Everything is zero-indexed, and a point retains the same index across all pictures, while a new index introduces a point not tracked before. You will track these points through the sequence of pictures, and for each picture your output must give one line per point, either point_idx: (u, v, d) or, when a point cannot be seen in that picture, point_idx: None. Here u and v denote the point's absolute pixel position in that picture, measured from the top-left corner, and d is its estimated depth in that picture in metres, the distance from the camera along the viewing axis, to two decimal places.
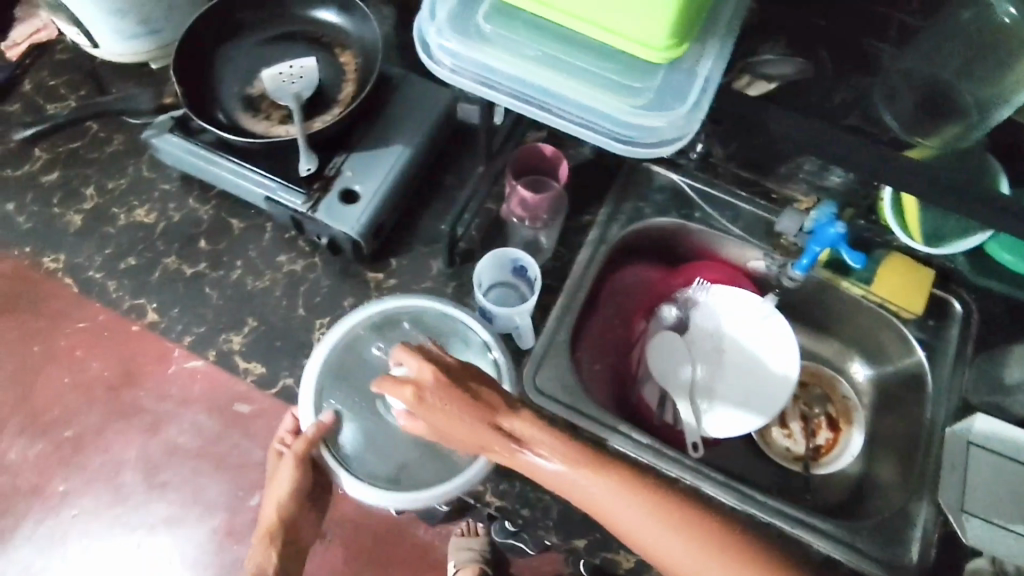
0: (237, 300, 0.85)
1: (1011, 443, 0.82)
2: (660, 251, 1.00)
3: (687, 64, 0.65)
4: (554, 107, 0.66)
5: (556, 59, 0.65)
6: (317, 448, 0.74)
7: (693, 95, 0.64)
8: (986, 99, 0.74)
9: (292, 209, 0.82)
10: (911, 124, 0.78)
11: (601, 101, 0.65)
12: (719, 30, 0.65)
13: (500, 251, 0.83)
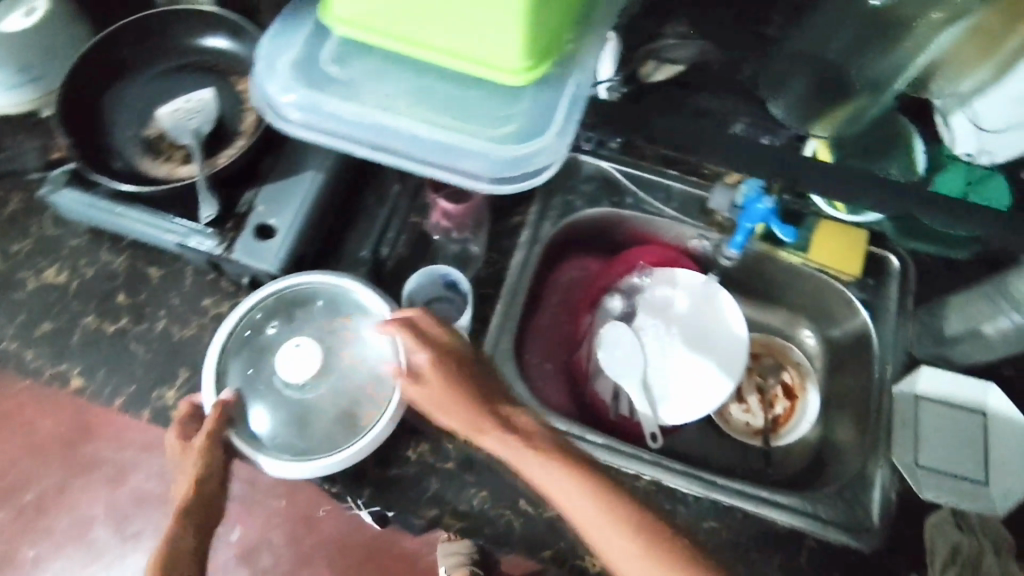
0: (165, 353, 0.81)
1: (956, 394, 0.83)
2: (597, 244, 0.99)
3: (556, 82, 0.62)
4: (416, 147, 0.63)
5: (411, 98, 0.62)
6: (223, 430, 0.71)
7: (560, 119, 0.61)
8: (874, 81, 0.75)
9: (207, 252, 0.78)
10: (802, 112, 0.80)
11: (466, 137, 0.62)
12: (591, 46, 0.64)
13: (429, 268, 0.80)
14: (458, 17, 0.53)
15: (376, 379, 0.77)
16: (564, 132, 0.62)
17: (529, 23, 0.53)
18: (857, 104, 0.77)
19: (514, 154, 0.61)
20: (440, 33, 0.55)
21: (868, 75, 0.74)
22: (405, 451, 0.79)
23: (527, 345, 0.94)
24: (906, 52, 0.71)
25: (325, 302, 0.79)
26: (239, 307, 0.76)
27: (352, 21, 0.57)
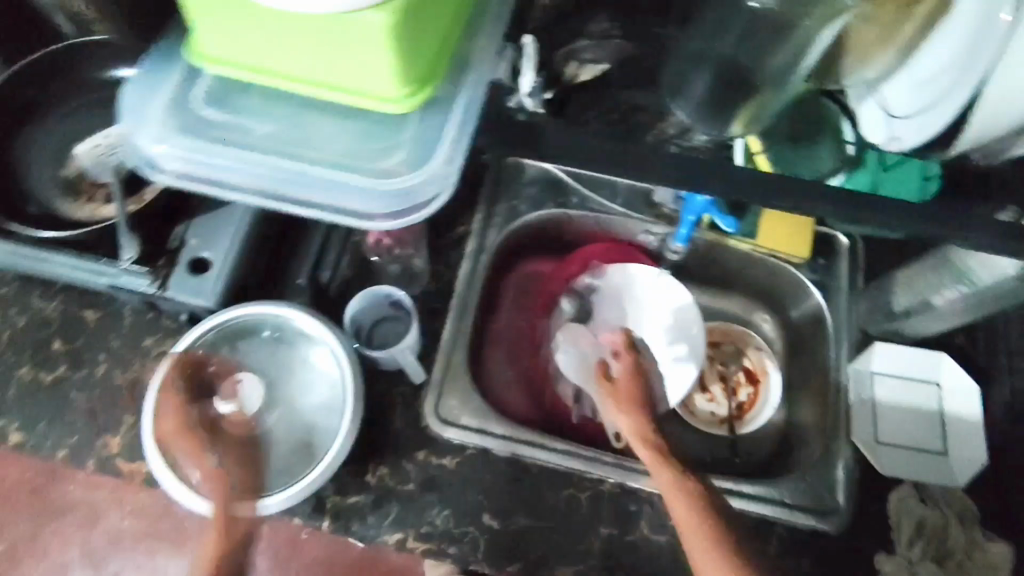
0: (107, 398, 0.78)
1: (909, 368, 0.84)
2: (547, 247, 0.97)
3: (439, 106, 0.59)
4: (299, 189, 0.59)
5: (290, 138, 0.59)
6: (173, 481, 0.69)
7: (446, 146, 0.58)
8: (777, 74, 0.68)
9: (140, 291, 0.74)
10: (712, 112, 0.75)
11: (350, 174, 0.59)
12: (478, 63, 0.61)
13: (370, 290, 0.79)
14: (320, 48, 0.50)
15: (327, 405, 0.77)
16: (451, 158, 0.58)
17: (398, 49, 0.49)
18: (762, 98, 0.71)
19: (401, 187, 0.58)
20: (314, 66, 0.52)
21: (772, 68, 0.68)
22: (364, 476, 0.77)
23: (487, 357, 0.90)
24: (801, 43, 0.64)
25: (270, 332, 0.78)
26: (178, 346, 0.74)
27: (215, 60, 0.54)
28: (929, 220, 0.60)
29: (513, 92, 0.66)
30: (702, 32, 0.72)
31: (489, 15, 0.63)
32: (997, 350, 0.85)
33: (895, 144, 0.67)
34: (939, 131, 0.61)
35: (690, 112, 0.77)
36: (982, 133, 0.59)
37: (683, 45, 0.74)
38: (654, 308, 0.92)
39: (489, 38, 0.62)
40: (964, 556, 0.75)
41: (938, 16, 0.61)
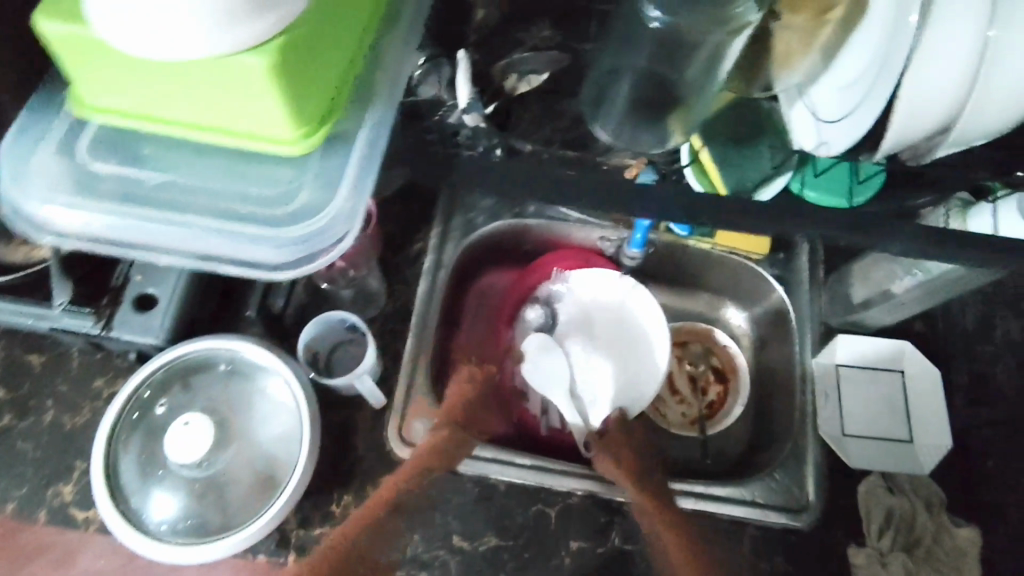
0: (57, 446, 0.75)
1: (873, 358, 0.83)
2: (510, 258, 0.96)
3: (344, 137, 0.55)
4: (198, 240, 0.54)
5: (185, 186, 0.55)
6: (124, 534, 0.65)
7: (349, 181, 0.54)
8: (697, 86, 0.60)
9: (85, 333, 0.71)
10: (630, 129, 0.64)
11: (250, 222, 0.55)
12: (384, 83, 0.57)
13: (323, 316, 0.76)
14: (206, 96, 0.46)
15: (287, 438, 0.72)
16: (356, 195, 0.54)
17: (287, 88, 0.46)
18: (689, 110, 0.62)
19: (304, 231, 0.54)
20: (201, 111, 0.48)
21: (693, 82, 0.59)
22: (328, 506, 0.75)
23: (454, 368, 0.90)
24: (712, 57, 0.57)
25: (218, 369, 0.74)
26: (121, 392, 0.70)
27: (95, 109, 0.50)
28: (861, 230, 0.54)
29: (445, 106, 0.65)
30: (615, 45, 0.63)
31: (398, 28, 0.59)
32: (957, 335, 0.84)
33: (823, 150, 0.63)
34: (868, 130, 0.58)
35: (613, 127, 0.65)
36: (897, 141, 0.55)
37: (601, 57, 0.65)
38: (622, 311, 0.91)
39: (397, 49, 0.58)
40: (933, 541, 0.75)
41: (856, 15, 0.58)
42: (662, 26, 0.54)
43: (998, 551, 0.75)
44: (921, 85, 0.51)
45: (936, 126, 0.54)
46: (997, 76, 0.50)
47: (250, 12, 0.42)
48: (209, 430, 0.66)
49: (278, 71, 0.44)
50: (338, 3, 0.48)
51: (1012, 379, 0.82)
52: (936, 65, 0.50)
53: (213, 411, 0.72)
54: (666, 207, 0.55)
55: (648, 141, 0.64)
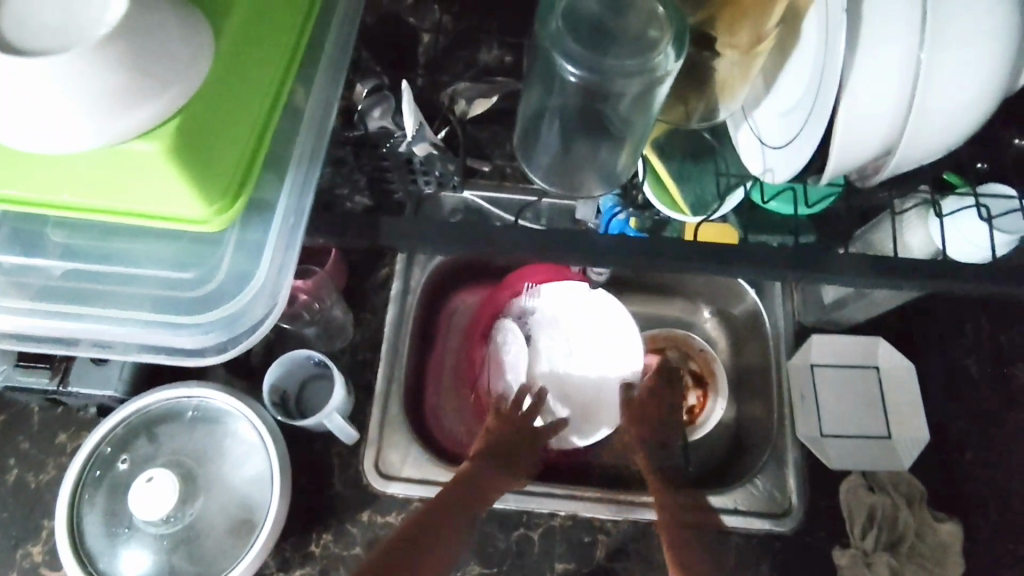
0: (23, 505, 0.73)
1: (849, 357, 0.81)
2: (486, 275, 0.90)
3: (264, 204, 0.44)
4: (112, 332, 0.44)
5: (77, 267, 0.43)
6: None
7: (272, 253, 0.44)
8: (629, 127, 0.50)
9: (40, 388, 0.70)
10: (563, 175, 0.56)
11: (169, 307, 0.44)
12: (303, 137, 0.46)
13: (289, 354, 0.74)
14: (88, 170, 0.36)
15: (255, 482, 0.70)
16: (284, 271, 0.45)
17: (190, 164, 0.36)
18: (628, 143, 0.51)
19: (224, 314, 0.44)
20: (78, 187, 0.37)
21: (622, 117, 0.49)
22: (307, 546, 0.73)
23: (433, 390, 0.86)
24: (636, 107, 0.47)
25: (181, 419, 0.72)
26: (82, 449, 0.69)
27: None
28: (817, 259, 0.47)
29: (394, 136, 0.60)
30: (534, 88, 0.52)
31: (322, 60, 0.49)
32: (932, 328, 0.82)
33: (770, 178, 0.52)
34: (807, 161, 0.47)
35: (544, 172, 0.57)
36: (839, 168, 0.45)
37: (526, 90, 0.54)
38: (607, 327, 0.86)
39: (321, 91, 0.49)
40: (916, 537, 0.73)
41: (791, 40, 0.49)
42: (581, 83, 0.44)
43: (983, 545, 0.74)
44: (859, 99, 0.41)
45: (879, 148, 0.44)
46: (949, 89, 0.40)
47: (144, 92, 0.33)
48: (173, 485, 0.65)
49: (178, 156, 0.35)
50: (239, 48, 0.38)
51: (987, 369, 0.80)
52: (877, 75, 0.41)
53: (179, 462, 0.70)
54: (623, 245, 0.46)
55: (587, 187, 0.55)
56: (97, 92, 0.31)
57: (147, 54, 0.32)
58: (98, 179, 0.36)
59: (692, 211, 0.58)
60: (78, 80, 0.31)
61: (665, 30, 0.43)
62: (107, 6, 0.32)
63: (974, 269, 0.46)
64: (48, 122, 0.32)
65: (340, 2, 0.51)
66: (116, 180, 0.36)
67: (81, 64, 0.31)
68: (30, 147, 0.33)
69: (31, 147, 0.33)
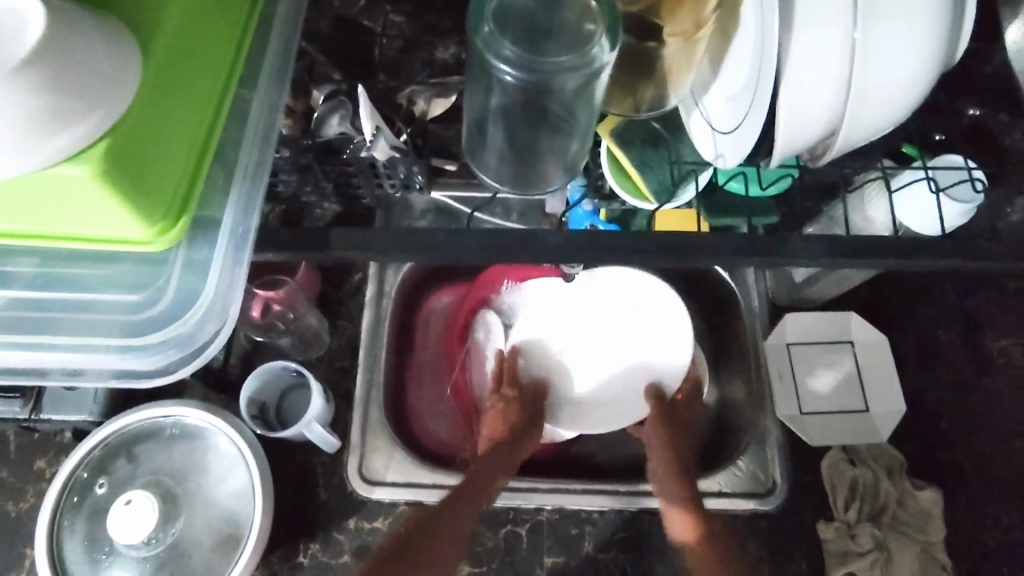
0: (3, 537, 0.71)
1: (823, 332, 0.81)
2: (459, 273, 0.89)
3: (209, 220, 0.44)
4: (69, 360, 0.44)
5: (29, 296, 0.43)
6: None
7: (219, 268, 0.43)
8: (576, 114, 0.49)
9: (12, 416, 0.70)
10: (516, 170, 0.55)
11: (121, 330, 0.43)
12: (248, 149, 0.46)
13: (266, 366, 0.74)
14: (23, 200, 0.35)
15: (238, 496, 0.70)
16: (233, 285, 0.44)
17: (127, 187, 0.35)
18: (579, 129, 0.51)
19: (173, 334, 0.43)
20: (16, 216, 0.36)
21: (567, 104, 0.48)
22: (295, 557, 0.72)
23: (414, 392, 0.85)
24: (579, 93, 0.47)
25: (159, 438, 0.72)
26: (59, 475, 0.68)
27: None
28: (773, 239, 0.47)
29: (354, 141, 0.59)
30: (476, 89, 0.51)
31: (265, 69, 0.48)
32: (900, 299, 0.83)
33: (721, 164, 0.52)
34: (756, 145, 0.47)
35: (495, 172, 0.55)
36: (787, 152, 0.45)
37: (471, 93, 0.53)
38: (603, 326, 0.82)
39: (266, 98, 0.48)
40: (897, 506, 0.74)
41: (731, 22, 0.50)
42: (519, 83, 0.44)
43: (962, 511, 0.75)
44: (798, 82, 0.42)
45: (824, 130, 0.44)
46: (885, 68, 0.41)
47: (67, 115, 0.32)
48: (152, 505, 0.65)
49: (113, 180, 0.34)
50: (171, 67, 0.38)
51: (955, 336, 0.81)
52: (814, 58, 0.41)
53: (158, 482, 0.70)
54: (580, 238, 0.46)
55: (543, 179, 0.55)
56: (18, 117, 0.31)
57: (69, 77, 0.32)
58: (31, 207, 0.36)
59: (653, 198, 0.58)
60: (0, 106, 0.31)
61: (600, 23, 0.43)
62: (28, 33, 0.32)
63: (928, 247, 0.47)
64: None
65: (281, 9, 0.50)
66: (48, 207, 0.35)
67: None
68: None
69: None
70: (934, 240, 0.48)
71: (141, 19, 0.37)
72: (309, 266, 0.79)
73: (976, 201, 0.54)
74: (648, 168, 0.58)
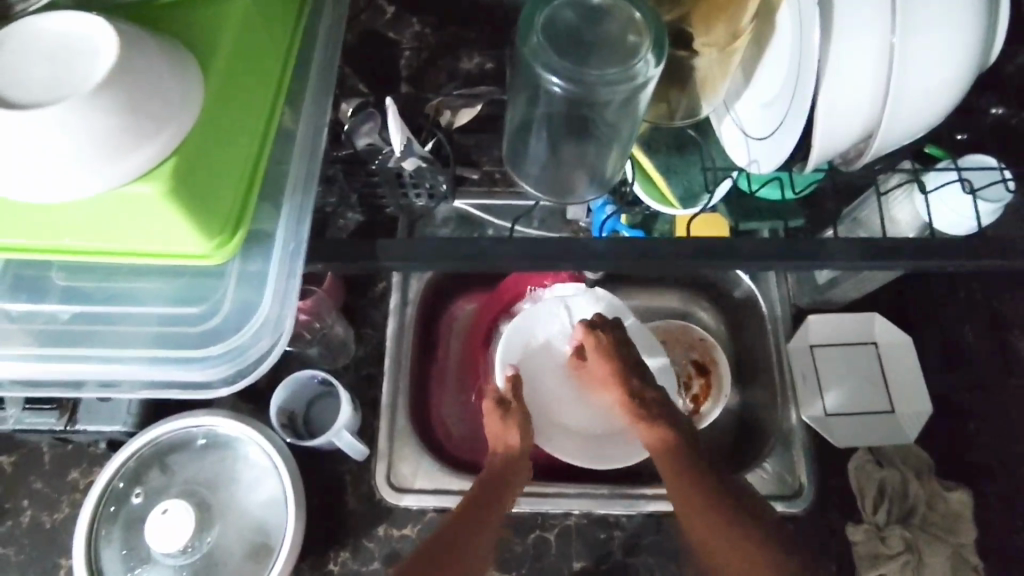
0: (38, 546, 0.72)
1: (845, 335, 0.81)
2: (482, 281, 0.89)
3: (262, 234, 0.45)
4: (124, 372, 0.44)
5: (87, 310, 0.44)
6: None
7: (274, 279, 0.44)
8: (617, 125, 0.50)
9: (48, 428, 0.71)
10: (553, 182, 0.56)
11: (178, 341, 0.44)
12: (295, 165, 0.47)
13: (294, 375, 0.75)
14: (93, 216, 0.36)
15: (269, 504, 0.70)
16: (288, 297, 0.45)
17: (192, 202, 0.36)
18: (621, 142, 0.52)
19: (230, 347, 0.44)
20: (84, 233, 0.37)
21: (611, 116, 0.49)
22: (325, 564, 0.72)
23: (436, 401, 0.85)
24: (621, 104, 0.47)
25: (193, 447, 0.73)
26: (96, 484, 0.69)
27: None
28: (804, 243, 0.48)
29: (383, 152, 0.60)
30: (518, 96, 0.52)
31: (308, 87, 0.49)
32: (923, 300, 0.83)
33: (754, 169, 0.53)
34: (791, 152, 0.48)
35: (536, 180, 0.57)
36: (823, 156, 0.46)
37: (512, 102, 0.54)
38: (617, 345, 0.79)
39: (310, 115, 0.49)
40: (926, 508, 0.73)
41: (766, 33, 0.51)
42: (565, 93, 0.45)
43: (991, 510, 0.75)
44: (833, 90, 0.43)
45: (861, 134, 0.45)
46: (926, 73, 0.41)
47: (139, 136, 0.34)
48: (189, 513, 0.66)
49: (179, 197, 0.36)
50: (230, 88, 0.39)
51: (981, 336, 0.81)
52: (850, 65, 0.42)
53: (192, 491, 0.71)
54: (614, 244, 0.47)
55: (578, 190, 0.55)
56: (98, 142, 0.33)
57: (140, 102, 0.34)
58: (98, 223, 0.37)
59: (677, 202, 0.59)
60: (81, 131, 0.32)
61: (643, 35, 0.43)
62: (101, 60, 0.33)
63: (959, 246, 0.48)
64: (51, 170, 0.33)
65: (322, 28, 0.51)
66: (115, 222, 0.37)
67: (82, 112, 0.32)
68: (25, 197, 0.34)
69: (26, 196, 0.34)
70: (963, 239, 0.48)
71: (202, 41, 0.38)
72: (335, 272, 0.79)
73: (1006, 200, 0.54)
74: (674, 172, 0.58)
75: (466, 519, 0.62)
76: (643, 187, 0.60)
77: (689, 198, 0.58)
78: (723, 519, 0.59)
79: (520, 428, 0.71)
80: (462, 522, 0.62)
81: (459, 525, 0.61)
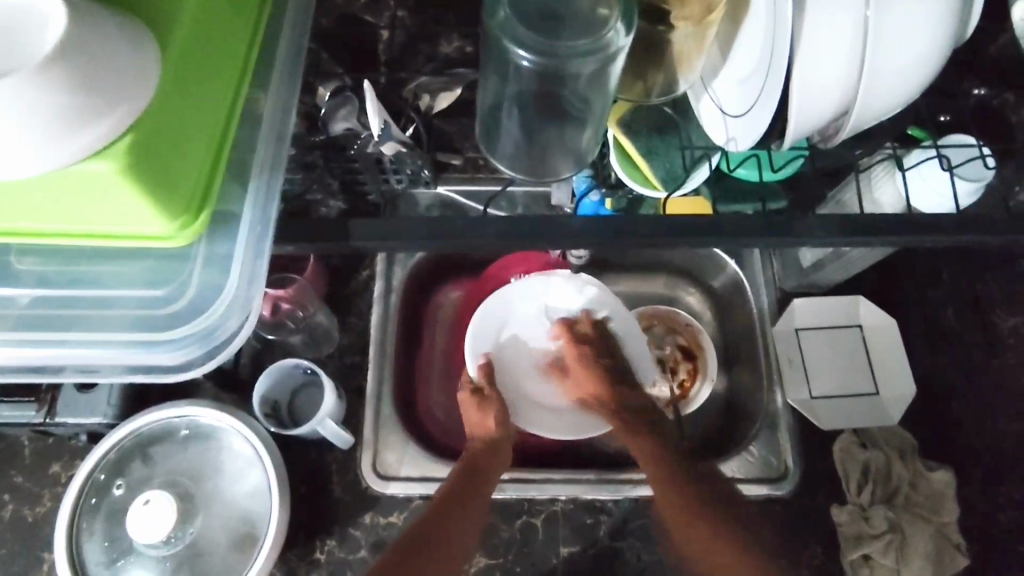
0: (19, 540, 0.72)
1: (829, 317, 0.81)
2: (468, 268, 0.89)
3: (229, 216, 0.44)
4: (90, 358, 0.44)
5: (51, 295, 0.43)
6: None
7: (242, 262, 0.44)
8: (592, 101, 0.50)
9: (26, 421, 0.70)
10: (529, 161, 0.55)
11: (145, 325, 0.44)
12: (263, 146, 0.46)
13: (278, 364, 0.74)
14: (46, 197, 0.35)
15: (253, 495, 0.70)
16: (255, 278, 0.44)
17: (147, 183, 0.36)
18: (595, 119, 0.52)
19: (197, 328, 0.43)
20: (39, 214, 0.37)
21: (584, 88, 0.49)
22: (312, 554, 0.72)
23: (422, 389, 0.84)
24: (596, 77, 0.47)
25: (175, 438, 0.72)
26: (77, 476, 0.68)
27: None
28: (783, 222, 0.47)
29: (361, 137, 0.59)
30: (490, 75, 0.52)
31: (276, 67, 0.48)
32: (907, 283, 0.83)
33: (732, 147, 0.52)
34: (767, 127, 0.48)
35: (509, 160, 0.55)
36: (799, 129, 0.45)
37: (487, 82, 0.53)
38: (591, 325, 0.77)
39: (278, 95, 0.48)
40: (910, 488, 0.74)
41: (741, 8, 0.51)
42: (534, 67, 0.44)
43: (974, 489, 0.75)
44: (806, 63, 0.42)
45: (835, 109, 0.44)
46: (898, 44, 0.41)
47: (90, 114, 0.33)
48: (170, 504, 0.65)
49: (136, 176, 0.35)
50: (187, 65, 0.38)
51: (965, 318, 0.82)
52: (822, 36, 0.41)
53: (174, 482, 0.70)
54: (591, 223, 0.47)
55: (556, 169, 0.54)
56: (48, 119, 0.32)
57: (93, 79, 0.33)
58: (55, 204, 0.36)
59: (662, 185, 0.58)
60: (28, 108, 0.32)
61: (613, 8, 0.43)
62: (51, 34, 0.32)
63: (939, 223, 0.47)
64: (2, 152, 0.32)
65: (291, 8, 0.50)
66: (71, 203, 0.36)
67: (31, 89, 0.31)
68: None
69: None
70: (943, 216, 0.48)
71: (159, 16, 0.37)
72: (317, 260, 0.78)
73: (988, 176, 0.54)
74: (658, 153, 0.58)
75: (447, 511, 0.61)
76: (627, 171, 0.59)
77: (671, 179, 0.58)
78: (710, 516, 0.59)
79: (498, 415, 0.70)
80: (443, 514, 0.61)
81: (441, 517, 0.61)
